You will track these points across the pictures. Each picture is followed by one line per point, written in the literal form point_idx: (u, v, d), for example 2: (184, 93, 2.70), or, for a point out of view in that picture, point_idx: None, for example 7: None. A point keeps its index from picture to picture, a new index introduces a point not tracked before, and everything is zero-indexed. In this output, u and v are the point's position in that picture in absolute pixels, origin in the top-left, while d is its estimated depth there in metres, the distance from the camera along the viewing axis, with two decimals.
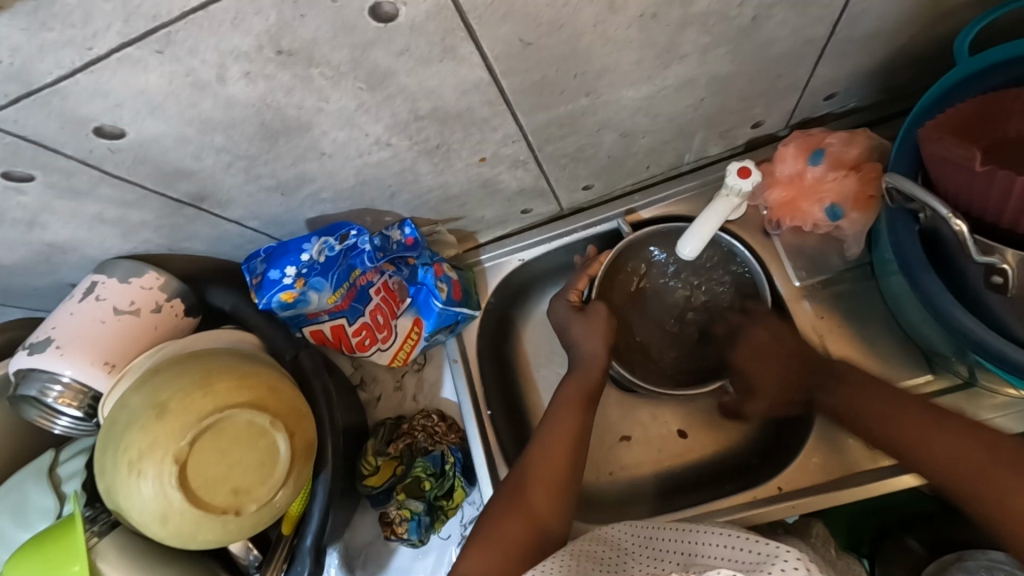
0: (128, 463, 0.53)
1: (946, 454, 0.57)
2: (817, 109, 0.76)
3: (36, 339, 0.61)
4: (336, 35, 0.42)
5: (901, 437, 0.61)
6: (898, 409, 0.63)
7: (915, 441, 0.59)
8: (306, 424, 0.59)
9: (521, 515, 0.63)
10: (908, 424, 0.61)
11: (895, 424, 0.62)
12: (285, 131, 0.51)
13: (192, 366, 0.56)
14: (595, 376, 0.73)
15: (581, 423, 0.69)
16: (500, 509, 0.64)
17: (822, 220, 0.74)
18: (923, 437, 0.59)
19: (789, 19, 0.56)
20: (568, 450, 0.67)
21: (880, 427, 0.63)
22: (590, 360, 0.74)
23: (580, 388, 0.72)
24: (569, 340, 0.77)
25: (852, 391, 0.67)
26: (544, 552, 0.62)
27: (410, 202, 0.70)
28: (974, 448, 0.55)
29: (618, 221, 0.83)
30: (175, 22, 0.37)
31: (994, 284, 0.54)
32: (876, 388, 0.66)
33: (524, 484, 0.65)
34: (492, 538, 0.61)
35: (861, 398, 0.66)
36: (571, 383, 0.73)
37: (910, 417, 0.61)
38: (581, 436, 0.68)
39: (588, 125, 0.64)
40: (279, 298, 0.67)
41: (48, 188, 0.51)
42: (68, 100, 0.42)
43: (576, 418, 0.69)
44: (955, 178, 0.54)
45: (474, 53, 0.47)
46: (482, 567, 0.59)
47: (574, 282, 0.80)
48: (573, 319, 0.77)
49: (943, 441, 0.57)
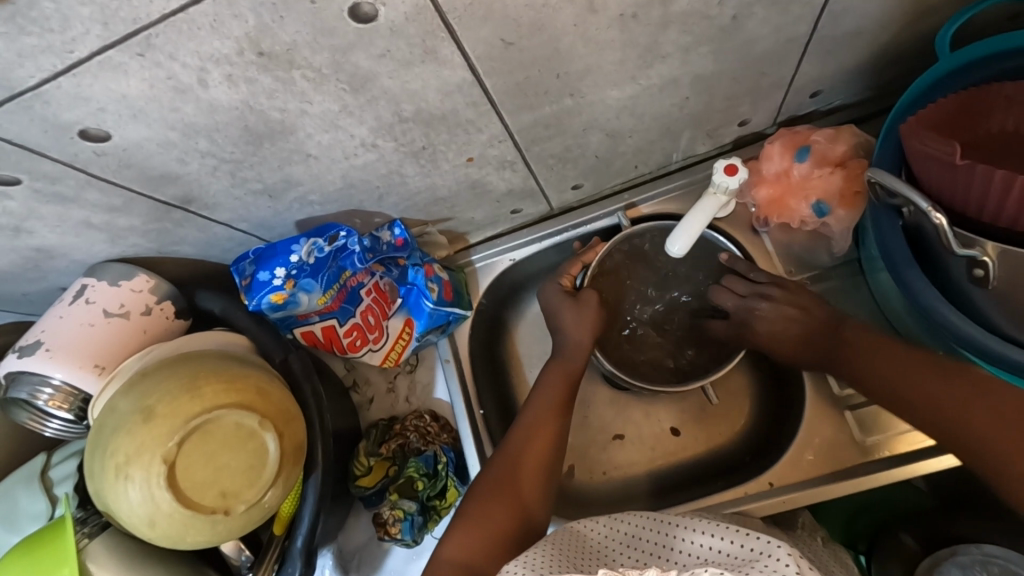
0: (116, 467, 0.54)
1: (960, 411, 0.55)
2: (802, 108, 0.77)
3: (26, 342, 0.61)
4: (316, 38, 0.42)
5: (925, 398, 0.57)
6: (912, 368, 0.59)
7: (938, 404, 0.56)
8: (295, 425, 0.60)
9: (508, 504, 0.62)
10: (919, 383, 0.58)
11: (907, 384, 0.59)
12: (270, 134, 0.51)
13: (179, 369, 0.57)
14: (580, 367, 0.74)
15: (562, 423, 0.69)
16: (484, 495, 0.63)
17: (810, 217, 0.74)
18: (943, 396, 0.56)
19: (770, 17, 0.56)
20: (549, 445, 0.67)
21: (891, 387, 0.60)
22: (577, 349, 0.74)
23: (564, 386, 0.72)
24: (557, 329, 0.77)
25: (868, 355, 0.63)
26: (528, 542, 0.61)
27: (399, 204, 0.70)
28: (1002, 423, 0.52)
29: (618, 216, 0.83)
30: (155, 25, 0.38)
31: (976, 277, 0.54)
32: (874, 351, 0.63)
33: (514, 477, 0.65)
34: (475, 522, 0.61)
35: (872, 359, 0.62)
36: (559, 374, 0.73)
37: (922, 377, 0.58)
38: (562, 431, 0.69)
39: (573, 126, 0.65)
40: (269, 300, 0.67)
41: (34, 193, 0.51)
42: (51, 105, 0.42)
43: (559, 418, 0.69)
44: (937, 172, 0.54)
45: (455, 54, 0.48)
46: (464, 548, 0.59)
47: (568, 268, 0.79)
48: (564, 305, 0.76)
49: (962, 401, 0.55)
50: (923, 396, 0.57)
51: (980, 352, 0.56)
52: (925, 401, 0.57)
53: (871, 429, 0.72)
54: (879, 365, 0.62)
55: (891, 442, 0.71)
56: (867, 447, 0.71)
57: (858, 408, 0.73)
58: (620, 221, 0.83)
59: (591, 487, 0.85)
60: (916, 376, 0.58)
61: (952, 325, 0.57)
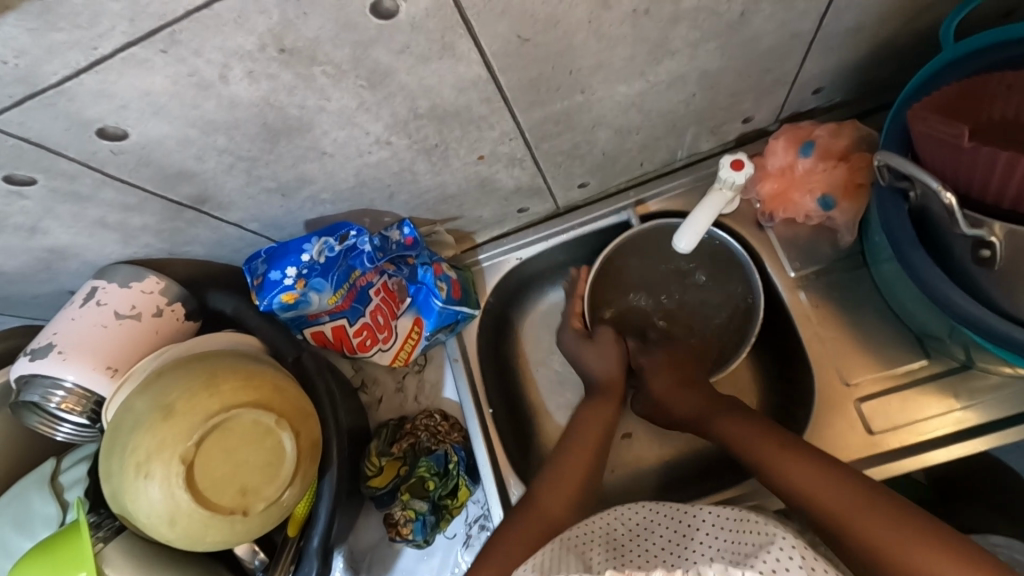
0: (135, 466, 0.53)
1: (787, 462, 0.62)
2: (805, 103, 0.78)
3: (38, 344, 0.60)
4: (338, 34, 0.42)
5: (787, 478, 0.61)
6: (786, 456, 0.62)
7: (795, 487, 0.60)
8: (311, 423, 0.60)
9: (533, 527, 0.65)
10: (750, 436, 0.66)
11: (777, 460, 0.62)
12: (287, 131, 0.51)
13: (197, 367, 0.56)
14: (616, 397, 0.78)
15: (581, 486, 0.70)
16: (514, 524, 0.66)
17: (813, 211, 0.76)
18: (818, 487, 0.59)
19: (776, 13, 0.57)
20: (571, 496, 0.69)
21: (761, 459, 0.64)
22: (610, 382, 0.78)
23: (591, 450, 0.73)
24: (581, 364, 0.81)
25: (728, 422, 0.70)
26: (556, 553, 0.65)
27: (409, 202, 0.70)
28: (866, 513, 0.55)
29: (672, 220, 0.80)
30: (181, 22, 0.38)
31: (981, 257, 0.55)
32: (781, 439, 0.64)
33: (536, 496, 0.68)
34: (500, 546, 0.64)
35: (763, 443, 0.65)
36: (585, 442, 0.74)
37: (819, 484, 0.59)
38: (596, 471, 0.72)
39: (582, 122, 0.65)
40: (280, 300, 0.67)
41: (50, 193, 0.51)
42: (73, 101, 0.42)
43: (578, 481, 0.70)
44: (946, 156, 0.55)
45: (472, 50, 0.48)
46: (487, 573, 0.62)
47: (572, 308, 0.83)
48: (584, 346, 0.80)
49: (820, 489, 0.58)
50: (783, 477, 0.61)
51: (977, 330, 0.57)
52: (800, 482, 0.60)
53: (878, 420, 0.73)
54: (769, 451, 0.64)
55: (896, 434, 0.72)
56: (874, 440, 0.72)
57: (869, 400, 0.74)
58: (630, 218, 0.84)
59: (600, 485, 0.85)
60: (787, 455, 0.62)
61: (958, 305, 0.57)
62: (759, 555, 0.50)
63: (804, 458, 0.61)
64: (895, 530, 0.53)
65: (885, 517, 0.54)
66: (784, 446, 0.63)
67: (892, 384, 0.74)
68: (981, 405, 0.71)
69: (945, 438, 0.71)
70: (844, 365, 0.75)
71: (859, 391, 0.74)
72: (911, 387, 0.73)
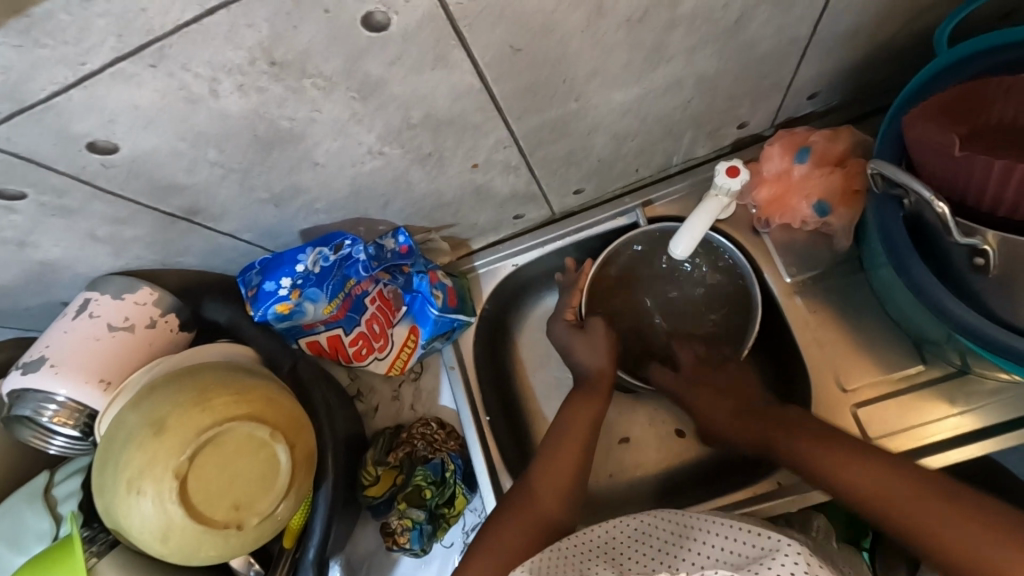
0: (127, 482, 0.53)
1: (844, 464, 0.61)
2: (800, 108, 0.78)
3: (30, 358, 0.60)
4: (330, 46, 0.42)
5: (847, 481, 0.60)
6: (842, 458, 0.61)
7: (857, 490, 0.59)
8: (305, 435, 0.59)
9: (525, 523, 0.65)
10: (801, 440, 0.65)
11: (834, 463, 0.61)
12: (279, 142, 0.51)
13: (189, 381, 0.56)
14: (604, 392, 0.75)
15: (571, 484, 0.69)
16: (506, 516, 0.66)
17: (811, 216, 0.75)
18: (876, 486, 0.58)
19: (771, 19, 0.57)
20: (560, 494, 0.67)
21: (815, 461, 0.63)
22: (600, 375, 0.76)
23: (580, 448, 0.71)
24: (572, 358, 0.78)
25: (777, 429, 0.69)
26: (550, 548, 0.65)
27: (404, 210, 0.70)
28: (939, 509, 0.54)
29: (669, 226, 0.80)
30: (169, 36, 0.37)
31: (976, 265, 0.55)
32: (833, 441, 0.63)
33: (529, 492, 0.67)
34: (493, 544, 0.63)
35: (818, 447, 0.64)
36: (572, 434, 0.71)
37: (883, 484, 0.57)
38: (584, 467, 0.70)
39: (578, 129, 0.65)
40: (274, 310, 0.67)
41: (40, 206, 0.51)
42: (62, 116, 0.42)
43: (566, 479, 0.68)
44: (941, 163, 0.54)
45: (465, 60, 0.48)
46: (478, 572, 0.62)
47: (568, 300, 0.81)
48: (574, 337, 0.78)
49: (884, 488, 0.57)
50: (842, 480, 0.60)
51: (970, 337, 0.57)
52: (860, 487, 0.59)
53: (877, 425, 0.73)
54: (823, 453, 0.63)
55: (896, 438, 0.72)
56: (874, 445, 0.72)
57: (865, 405, 0.74)
58: (639, 219, 0.83)
59: (597, 491, 0.84)
60: (842, 456, 0.61)
61: (952, 312, 0.57)
62: (765, 562, 0.50)
63: (862, 459, 0.60)
64: (971, 524, 0.52)
65: (956, 512, 0.53)
66: (841, 448, 0.62)
67: (890, 389, 0.74)
68: (981, 409, 0.71)
69: (944, 443, 0.71)
70: (841, 371, 0.75)
71: (857, 396, 0.74)
72: (910, 393, 0.73)
